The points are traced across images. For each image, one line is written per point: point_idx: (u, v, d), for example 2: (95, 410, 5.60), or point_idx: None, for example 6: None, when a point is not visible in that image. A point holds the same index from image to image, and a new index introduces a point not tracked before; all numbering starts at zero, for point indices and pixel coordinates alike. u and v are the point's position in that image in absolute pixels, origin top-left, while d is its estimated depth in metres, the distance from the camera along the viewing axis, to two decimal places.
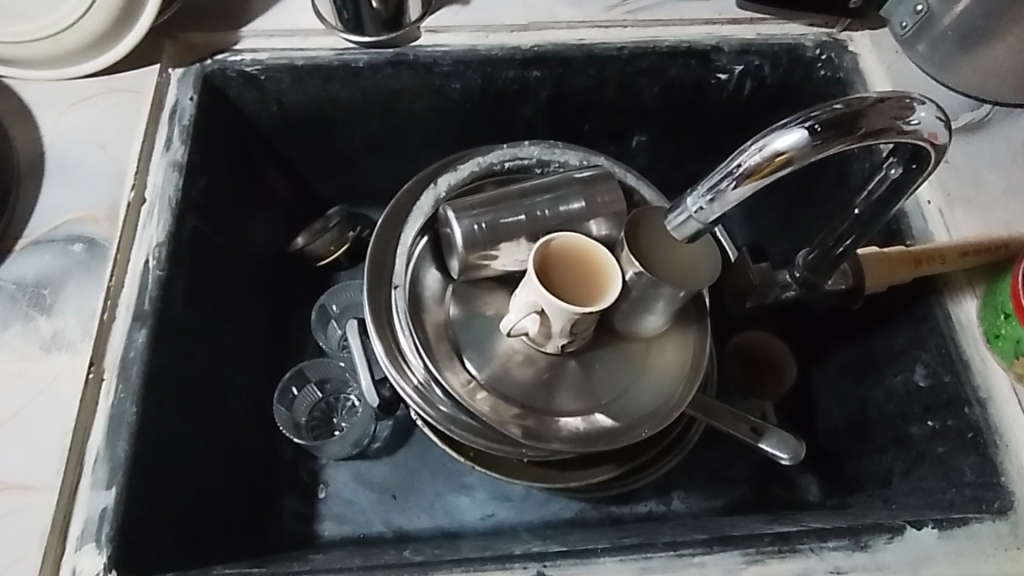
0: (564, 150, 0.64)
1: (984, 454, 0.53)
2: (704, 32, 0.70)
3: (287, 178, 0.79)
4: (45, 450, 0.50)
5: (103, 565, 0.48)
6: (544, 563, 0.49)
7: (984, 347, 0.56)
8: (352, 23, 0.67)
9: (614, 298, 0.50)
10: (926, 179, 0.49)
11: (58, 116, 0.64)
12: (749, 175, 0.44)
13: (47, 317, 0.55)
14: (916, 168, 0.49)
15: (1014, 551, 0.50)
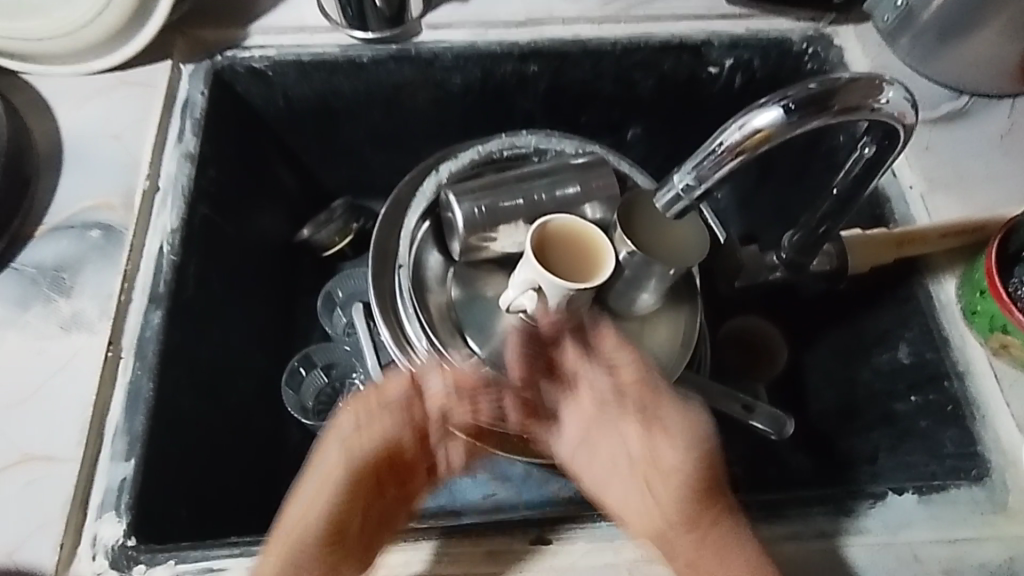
0: (560, 139, 0.67)
1: (963, 425, 0.56)
2: (694, 27, 0.73)
3: (293, 171, 0.81)
4: (66, 425, 0.53)
5: (123, 531, 0.50)
6: (544, 527, 0.52)
7: (962, 323, 0.59)
8: (356, 19, 0.69)
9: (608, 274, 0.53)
10: (898, 155, 0.53)
11: (74, 110, 0.66)
12: (729, 154, 0.47)
13: (67, 299, 0.57)
14: (888, 145, 0.52)
15: (990, 515, 0.52)
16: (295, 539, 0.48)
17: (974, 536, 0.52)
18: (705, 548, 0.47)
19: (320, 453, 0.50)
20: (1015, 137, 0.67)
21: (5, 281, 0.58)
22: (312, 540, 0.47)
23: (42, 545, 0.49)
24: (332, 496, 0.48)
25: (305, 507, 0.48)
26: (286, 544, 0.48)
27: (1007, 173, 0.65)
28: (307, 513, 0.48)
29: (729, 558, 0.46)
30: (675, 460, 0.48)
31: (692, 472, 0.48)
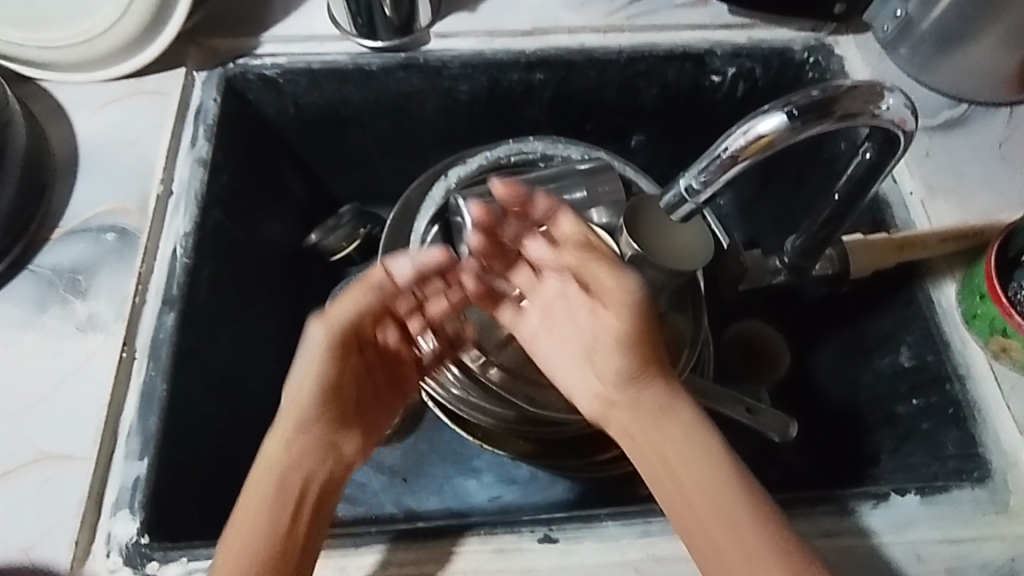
0: (566, 145, 0.69)
1: (965, 427, 0.57)
2: (698, 36, 0.74)
3: (302, 177, 0.82)
4: (81, 424, 0.54)
5: (137, 529, 0.51)
6: (551, 527, 0.52)
7: (963, 327, 0.60)
8: (365, 28, 0.71)
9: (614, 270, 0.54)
10: (898, 161, 0.54)
11: (89, 116, 0.67)
12: (734, 158, 0.49)
13: (82, 301, 0.59)
14: (889, 149, 0.53)
15: (992, 515, 0.53)
16: (293, 416, 0.53)
17: (976, 536, 0.52)
18: (648, 419, 0.50)
19: (303, 342, 0.55)
20: (1013, 144, 0.68)
21: (22, 284, 0.59)
22: (308, 416, 0.53)
23: (57, 543, 0.50)
24: (320, 375, 0.53)
25: (296, 386, 0.53)
26: (286, 424, 0.53)
27: (1005, 180, 0.66)
28: (299, 391, 0.53)
29: (672, 423, 0.50)
30: (619, 336, 0.50)
31: (636, 345, 0.51)
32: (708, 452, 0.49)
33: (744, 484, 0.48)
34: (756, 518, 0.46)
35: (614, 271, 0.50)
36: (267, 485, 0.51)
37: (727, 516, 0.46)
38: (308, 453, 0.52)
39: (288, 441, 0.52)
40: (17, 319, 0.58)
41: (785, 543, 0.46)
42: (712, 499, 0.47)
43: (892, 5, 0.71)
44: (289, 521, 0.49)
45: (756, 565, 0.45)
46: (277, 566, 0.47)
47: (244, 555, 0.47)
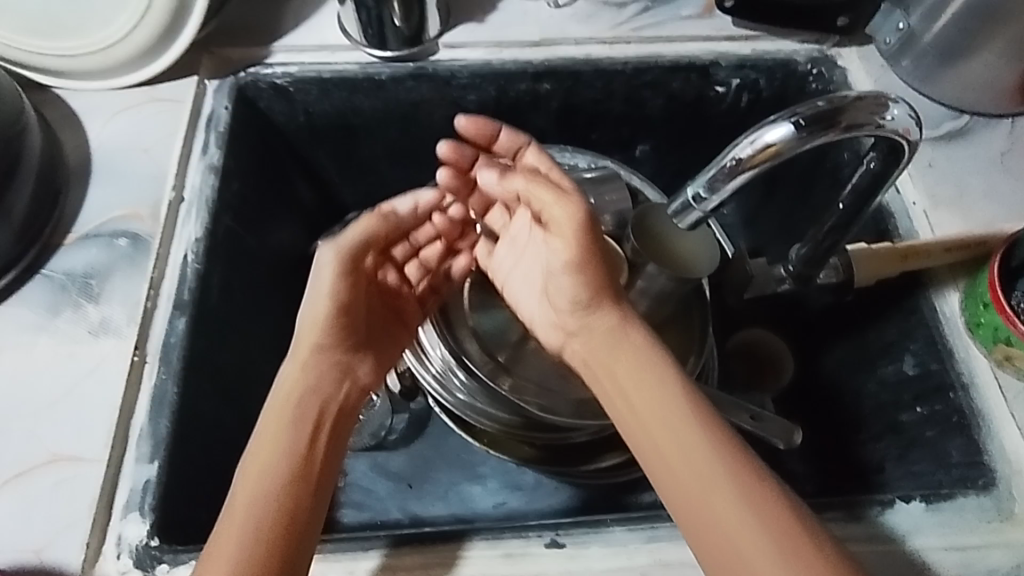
0: (573, 154, 0.70)
1: (970, 435, 0.57)
2: (702, 48, 0.76)
3: (311, 185, 0.83)
4: (93, 427, 0.54)
5: (147, 532, 0.51)
6: (558, 532, 0.52)
7: (966, 335, 0.60)
8: (375, 38, 0.72)
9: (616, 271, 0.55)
10: (902, 171, 0.55)
11: (103, 123, 0.68)
12: (742, 167, 0.49)
13: (95, 305, 0.59)
14: (893, 159, 0.54)
15: (997, 523, 0.53)
16: (304, 350, 0.54)
17: (982, 544, 0.52)
18: (605, 347, 0.53)
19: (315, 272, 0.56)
20: (1014, 155, 0.69)
21: (36, 288, 0.60)
22: (321, 344, 0.54)
23: (68, 544, 0.50)
24: (335, 300, 0.55)
25: (308, 315, 0.55)
26: (302, 353, 0.54)
27: (1007, 190, 0.67)
28: (310, 320, 0.55)
29: (629, 361, 0.51)
30: (579, 266, 0.53)
31: (597, 274, 0.53)
32: (669, 392, 0.49)
33: (707, 420, 0.48)
34: (718, 452, 0.46)
35: (562, 199, 0.51)
36: (280, 413, 0.51)
37: (687, 448, 0.47)
38: (322, 381, 0.53)
39: (306, 368, 0.53)
40: (30, 323, 0.59)
41: (751, 477, 0.45)
42: (671, 432, 0.47)
43: (894, 19, 0.72)
44: (306, 447, 0.49)
45: (719, 498, 0.45)
46: (294, 490, 0.47)
47: (254, 488, 0.46)
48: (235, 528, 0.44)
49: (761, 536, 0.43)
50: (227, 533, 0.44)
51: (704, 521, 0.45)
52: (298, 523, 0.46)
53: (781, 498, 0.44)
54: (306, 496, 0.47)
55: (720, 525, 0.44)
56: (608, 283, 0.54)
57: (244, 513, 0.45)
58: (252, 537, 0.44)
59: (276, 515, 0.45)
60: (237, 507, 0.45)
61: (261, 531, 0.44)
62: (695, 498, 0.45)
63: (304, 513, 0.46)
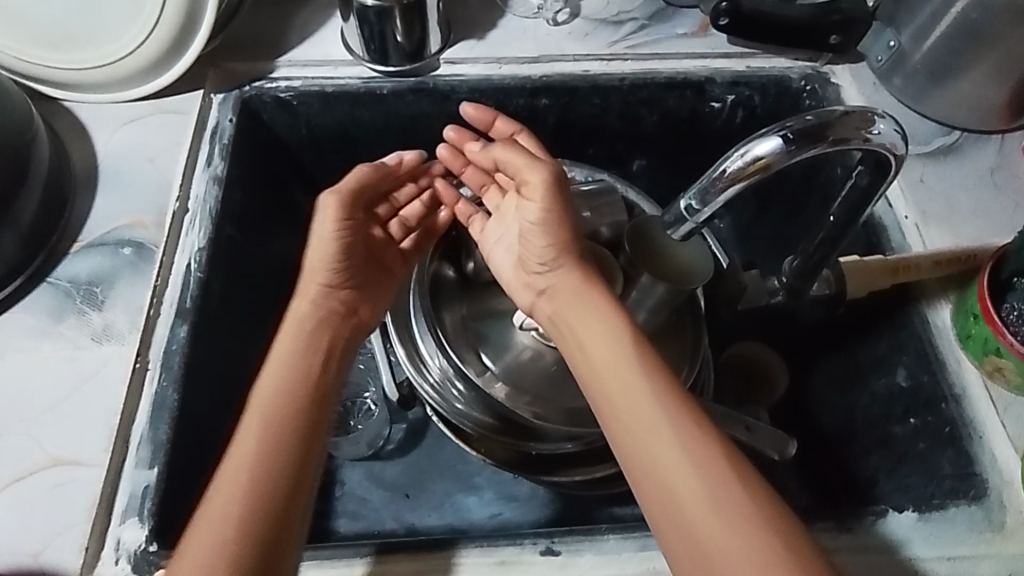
0: (570, 168, 0.72)
1: (960, 447, 0.57)
2: (698, 65, 0.77)
3: (312, 197, 0.84)
4: (94, 432, 0.55)
5: (145, 537, 0.52)
6: (552, 539, 0.53)
7: (957, 348, 0.61)
8: (377, 54, 0.73)
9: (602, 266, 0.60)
10: (890, 184, 0.56)
11: (110, 134, 0.70)
12: (734, 179, 0.51)
13: (99, 312, 0.60)
14: (881, 173, 0.55)
15: (989, 534, 0.54)
16: (308, 292, 0.60)
17: (973, 555, 0.53)
18: (572, 305, 0.56)
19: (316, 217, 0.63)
20: (1003, 171, 0.70)
21: (41, 294, 0.61)
22: (326, 287, 0.61)
23: (66, 548, 0.51)
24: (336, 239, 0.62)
25: (312, 259, 0.61)
26: (303, 300, 0.60)
27: (995, 206, 0.68)
28: (313, 265, 0.61)
29: (584, 319, 0.54)
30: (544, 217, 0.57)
31: (562, 227, 0.57)
32: (618, 349, 0.52)
33: (654, 376, 0.50)
34: (662, 405, 0.49)
35: (534, 164, 0.57)
36: (278, 359, 0.55)
37: (633, 401, 0.49)
38: (322, 326, 0.59)
39: (305, 316, 0.59)
40: (34, 328, 0.59)
41: (692, 428, 0.47)
42: (620, 386, 0.50)
43: (885, 37, 0.72)
44: (295, 394, 0.53)
45: (661, 445, 0.47)
46: (280, 435, 0.50)
47: (250, 432, 0.50)
48: (236, 467, 0.48)
49: (699, 480, 0.45)
50: (227, 473, 0.48)
51: (647, 466, 0.47)
52: (284, 462, 0.49)
53: (721, 446, 0.47)
54: (294, 437, 0.50)
55: (661, 469, 0.46)
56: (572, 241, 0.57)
57: (243, 451, 0.49)
58: (247, 473, 0.48)
59: (270, 455, 0.49)
60: (236, 447, 0.49)
61: (257, 470, 0.48)
62: (637, 445, 0.48)
63: (292, 452, 0.50)
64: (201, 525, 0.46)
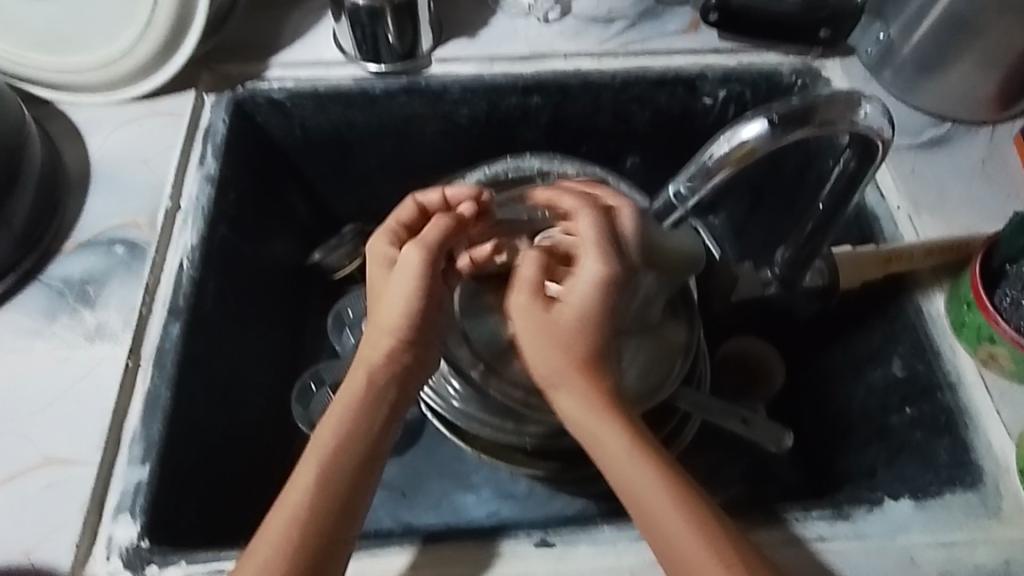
0: (562, 163, 0.72)
1: (956, 435, 0.57)
2: (689, 61, 0.77)
3: (307, 199, 0.84)
4: (87, 430, 0.55)
5: (138, 533, 0.51)
6: (547, 532, 0.53)
7: (952, 336, 0.60)
8: (370, 54, 0.74)
9: None
10: (876, 169, 0.57)
11: (104, 135, 0.70)
12: (721, 164, 0.52)
13: (92, 310, 0.60)
14: (868, 158, 0.56)
15: (985, 520, 0.53)
16: (373, 341, 0.54)
17: (970, 542, 0.52)
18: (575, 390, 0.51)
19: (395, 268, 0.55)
20: (994, 161, 0.70)
21: (34, 294, 0.61)
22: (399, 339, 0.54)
23: (57, 546, 0.50)
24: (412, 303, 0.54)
25: (387, 312, 0.54)
26: (368, 343, 0.54)
27: (987, 195, 0.68)
28: (383, 318, 0.54)
29: (580, 402, 0.50)
30: (535, 337, 0.52)
31: (553, 348, 0.51)
32: (613, 427, 0.49)
33: (650, 450, 0.49)
34: (662, 480, 0.48)
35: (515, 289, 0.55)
36: (341, 405, 0.52)
37: (634, 478, 0.48)
38: (393, 375, 0.53)
39: (371, 362, 0.53)
40: (27, 328, 0.60)
41: (692, 503, 0.47)
42: (620, 464, 0.49)
43: (874, 30, 0.74)
44: (348, 444, 0.50)
45: (671, 523, 0.46)
46: (328, 486, 0.48)
47: (305, 473, 0.49)
48: (269, 537, 0.46)
49: (710, 559, 0.45)
50: (280, 508, 0.48)
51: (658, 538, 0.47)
52: (327, 517, 0.47)
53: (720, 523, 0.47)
54: (337, 489, 0.49)
55: (677, 547, 0.46)
56: (573, 335, 0.51)
57: (298, 487, 0.48)
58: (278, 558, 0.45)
59: (321, 503, 0.48)
60: (292, 482, 0.49)
61: (299, 515, 0.47)
62: (647, 522, 0.47)
63: (337, 505, 0.48)
64: (246, 564, 0.46)
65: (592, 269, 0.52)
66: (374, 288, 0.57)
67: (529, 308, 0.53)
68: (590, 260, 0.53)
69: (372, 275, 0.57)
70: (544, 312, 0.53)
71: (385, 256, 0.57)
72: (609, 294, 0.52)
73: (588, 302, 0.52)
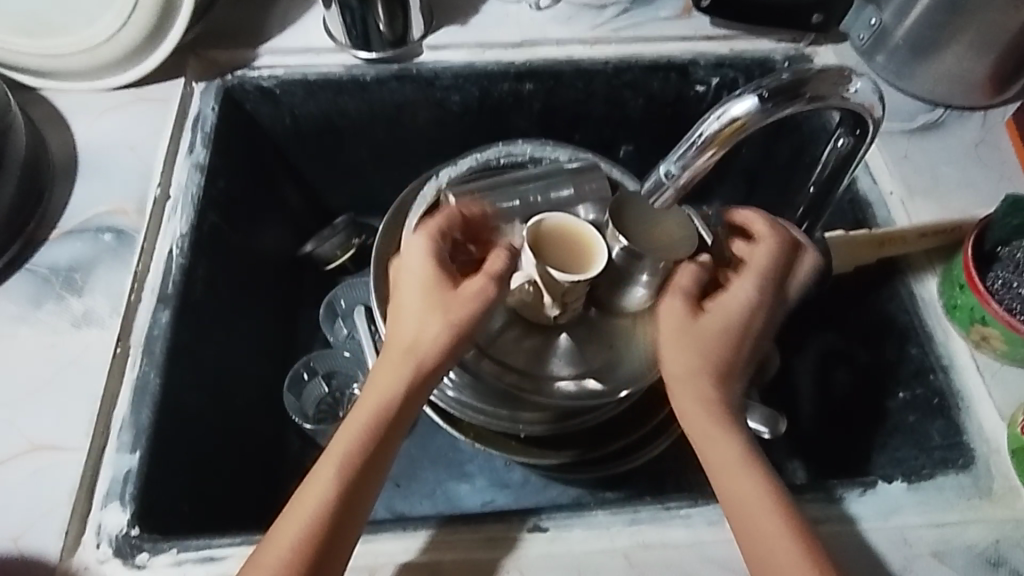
0: (554, 148, 0.72)
1: (949, 417, 0.57)
2: (682, 48, 0.77)
3: (298, 189, 0.83)
4: (75, 418, 0.54)
5: (127, 521, 0.51)
6: (540, 516, 0.52)
7: (944, 319, 0.60)
8: (360, 40, 0.74)
9: (599, 268, 0.56)
10: (870, 147, 0.57)
11: (89, 123, 0.69)
12: (711, 141, 0.51)
13: (79, 298, 0.60)
14: (860, 134, 0.56)
15: (977, 501, 0.53)
16: (401, 353, 0.51)
17: (962, 522, 0.53)
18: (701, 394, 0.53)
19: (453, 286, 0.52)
20: (987, 146, 0.70)
21: (19, 281, 0.61)
22: (438, 358, 0.51)
23: (45, 534, 0.50)
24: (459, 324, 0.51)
25: (427, 330, 0.51)
26: (397, 356, 0.51)
27: (980, 179, 0.68)
28: (421, 333, 0.51)
29: (698, 406, 0.53)
30: (677, 339, 0.55)
31: (695, 351, 0.54)
32: (727, 431, 0.52)
33: (759, 459, 0.51)
34: (764, 489, 0.49)
35: (670, 297, 0.57)
36: (362, 417, 0.49)
37: (740, 481, 0.50)
38: (421, 392, 0.51)
39: (402, 379, 0.50)
40: (12, 315, 0.59)
41: (791, 515, 0.48)
42: (728, 466, 0.50)
43: (865, 15, 0.73)
44: (370, 459, 0.48)
45: (767, 533, 0.47)
46: (347, 502, 0.46)
47: (320, 484, 0.47)
48: (280, 544, 0.45)
49: (803, 568, 0.46)
50: (291, 517, 0.46)
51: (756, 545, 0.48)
52: (342, 534, 0.46)
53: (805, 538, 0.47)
54: (356, 504, 0.47)
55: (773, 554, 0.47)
56: (710, 347, 0.55)
57: (311, 498, 0.46)
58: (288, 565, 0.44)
59: (335, 517, 0.46)
60: (307, 492, 0.47)
61: (308, 532, 0.45)
62: (745, 528, 0.48)
63: (354, 520, 0.46)
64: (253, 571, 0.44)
65: (744, 295, 0.56)
66: (406, 297, 0.53)
67: (680, 311, 0.56)
68: (742, 287, 0.57)
69: (413, 282, 0.53)
70: (691, 317, 0.55)
71: (432, 263, 0.53)
72: (755, 322, 0.56)
73: (736, 322, 0.56)
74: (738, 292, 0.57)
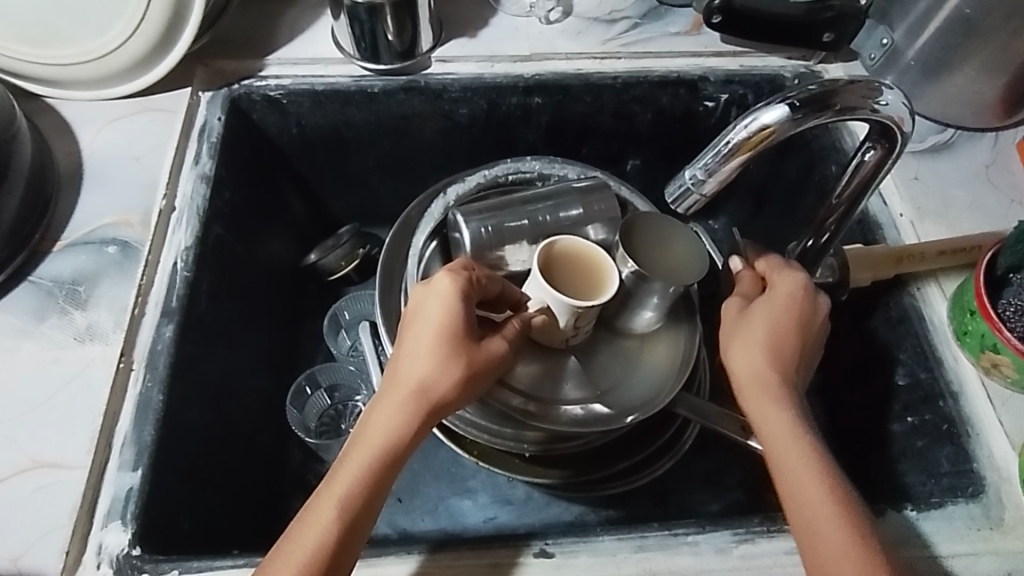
0: (562, 165, 0.71)
1: (959, 444, 0.57)
2: (692, 63, 0.77)
3: (303, 199, 0.83)
4: (77, 433, 0.54)
5: (128, 540, 0.50)
6: (546, 541, 0.52)
7: (954, 344, 0.60)
8: (368, 52, 0.72)
9: (612, 293, 0.56)
10: (896, 161, 0.56)
11: (94, 133, 0.69)
12: (738, 149, 0.49)
13: (81, 312, 0.59)
14: (887, 148, 0.55)
15: (987, 531, 0.53)
16: (408, 392, 0.49)
17: (972, 552, 0.52)
18: (760, 375, 0.53)
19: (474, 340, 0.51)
20: (998, 168, 0.70)
21: (22, 293, 0.60)
22: (444, 399, 0.49)
23: (44, 554, 0.49)
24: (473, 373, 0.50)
25: (439, 375, 0.49)
26: (401, 395, 0.49)
27: (991, 201, 0.68)
28: (433, 377, 0.49)
29: (751, 381, 0.54)
30: (735, 327, 0.57)
31: (754, 334, 0.55)
32: (780, 409, 0.52)
33: (809, 436, 0.50)
34: (817, 470, 0.48)
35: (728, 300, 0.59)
36: (364, 454, 0.47)
37: (795, 457, 0.49)
38: (426, 431, 0.49)
39: (407, 420, 0.48)
40: (14, 328, 0.58)
41: (841, 496, 0.47)
42: (782, 444, 0.50)
43: (877, 34, 0.72)
44: (371, 495, 0.46)
45: (812, 509, 0.47)
46: (350, 534, 0.45)
47: (320, 516, 0.45)
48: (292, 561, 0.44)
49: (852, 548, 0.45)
50: (292, 546, 0.44)
51: (809, 529, 0.46)
52: (344, 562, 0.45)
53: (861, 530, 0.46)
54: (358, 537, 0.45)
55: (826, 540, 0.45)
56: (766, 325, 0.56)
57: (320, 521, 0.45)
58: None
59: (340, 544, 0.44)
60: (308, 524, 0.45)
61: (316, 556, 0.44)
62: (791, 501, 0.48)
63: (358, 548, 0.45)
64: None
65: (792, 277, 0.58)
66: (421, 336, 0.50)
67: (735, 308, 0.58)
68: (788, 274, 0.59)
69: (432, 323, 0.50)
70: (745, 311, 0.58)
71: (454, 306, 0.50)
72: (812, 300, 0.57)
73: (790, 312, 0.56)
74: (783, 280, 0.58)
